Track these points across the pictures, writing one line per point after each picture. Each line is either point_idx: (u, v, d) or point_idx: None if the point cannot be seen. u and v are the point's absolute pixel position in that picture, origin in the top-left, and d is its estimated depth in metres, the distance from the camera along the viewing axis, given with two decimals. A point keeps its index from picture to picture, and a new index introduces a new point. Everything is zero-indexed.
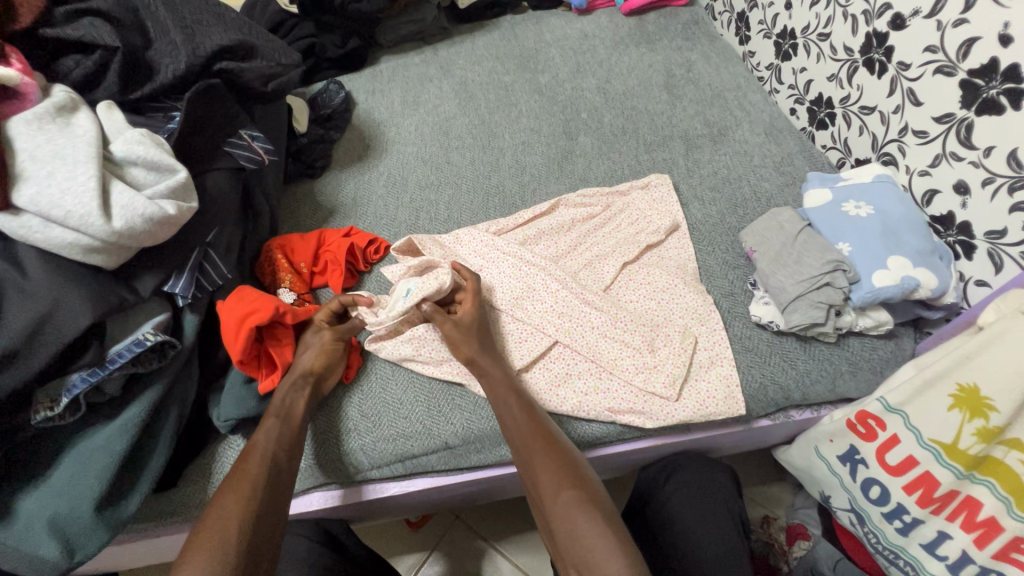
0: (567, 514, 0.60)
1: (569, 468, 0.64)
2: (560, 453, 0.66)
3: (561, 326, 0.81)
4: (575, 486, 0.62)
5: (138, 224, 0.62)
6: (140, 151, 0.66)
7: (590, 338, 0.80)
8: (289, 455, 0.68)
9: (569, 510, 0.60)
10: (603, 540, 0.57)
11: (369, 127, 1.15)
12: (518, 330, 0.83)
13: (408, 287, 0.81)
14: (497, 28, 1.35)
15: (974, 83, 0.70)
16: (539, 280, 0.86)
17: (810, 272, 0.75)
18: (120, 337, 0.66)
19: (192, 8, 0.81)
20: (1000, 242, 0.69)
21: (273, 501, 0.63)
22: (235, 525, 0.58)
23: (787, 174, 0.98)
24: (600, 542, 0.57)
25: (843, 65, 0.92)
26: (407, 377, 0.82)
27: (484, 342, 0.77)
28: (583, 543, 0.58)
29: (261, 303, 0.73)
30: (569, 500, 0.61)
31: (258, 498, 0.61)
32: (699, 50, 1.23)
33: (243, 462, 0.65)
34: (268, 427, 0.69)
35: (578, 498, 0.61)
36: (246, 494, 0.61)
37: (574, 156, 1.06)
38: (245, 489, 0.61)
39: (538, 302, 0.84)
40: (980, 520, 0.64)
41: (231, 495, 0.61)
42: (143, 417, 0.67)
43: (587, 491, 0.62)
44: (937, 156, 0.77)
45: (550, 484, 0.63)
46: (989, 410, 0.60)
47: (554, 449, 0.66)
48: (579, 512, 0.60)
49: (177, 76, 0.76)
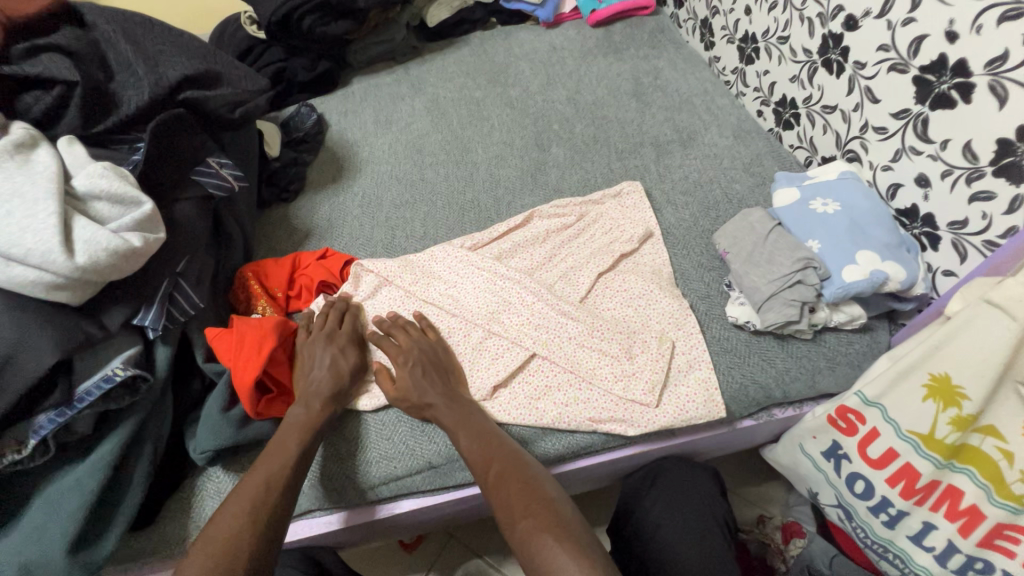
0: (526, 537, 0.60)
1: (533, 489, 0.65)
2: (522, 478, 0.66)
3: (537, 337, 0.81)
4: (535, 509, 0.62)
5: (102, 258, 0.61)
6: (103, 185, 0.65)
7: (567, 350, 0.80)
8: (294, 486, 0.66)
9: (529, 532, 0.60)
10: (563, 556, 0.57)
11: (342, 149, 1.15)
12: (491, 349, 0.82)
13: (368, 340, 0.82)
14: (467, 45, 1.37)
15: (926, 79, 0.72)
16: (512, 297, 0.86)
17: (782, 271, 0.76)
18: (88, 374, 0.65)
19: (154, 39, 0.82)
20: (962, 232, 0.71)
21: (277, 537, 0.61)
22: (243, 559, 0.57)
23: (757, 174, 1.00)
24: (559, 559, 0.57)
25: (803, 67, 0.94)
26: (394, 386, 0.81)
27: (442, 374, 0.77)
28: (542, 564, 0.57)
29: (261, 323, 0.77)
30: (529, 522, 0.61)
31: (262, 532, 0.60)
32: (666, 58, 1.25)
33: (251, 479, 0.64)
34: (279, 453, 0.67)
35: (539, 517, 0.61)
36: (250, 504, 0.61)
37: (548, 168, 1.07)
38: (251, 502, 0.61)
39: (511, 318, 0.84)
40: (962, 508, 0.64)
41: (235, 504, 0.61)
42: (116, 455, 0.66)
43: (548, 510, 0.62)
44: (897, 151, 0.78)
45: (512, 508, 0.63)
46: (961, 398, 0.60)
47: (517, 473, 0.66)
48: (539, 533, 0.60)
49: (141, 107, 0.76)
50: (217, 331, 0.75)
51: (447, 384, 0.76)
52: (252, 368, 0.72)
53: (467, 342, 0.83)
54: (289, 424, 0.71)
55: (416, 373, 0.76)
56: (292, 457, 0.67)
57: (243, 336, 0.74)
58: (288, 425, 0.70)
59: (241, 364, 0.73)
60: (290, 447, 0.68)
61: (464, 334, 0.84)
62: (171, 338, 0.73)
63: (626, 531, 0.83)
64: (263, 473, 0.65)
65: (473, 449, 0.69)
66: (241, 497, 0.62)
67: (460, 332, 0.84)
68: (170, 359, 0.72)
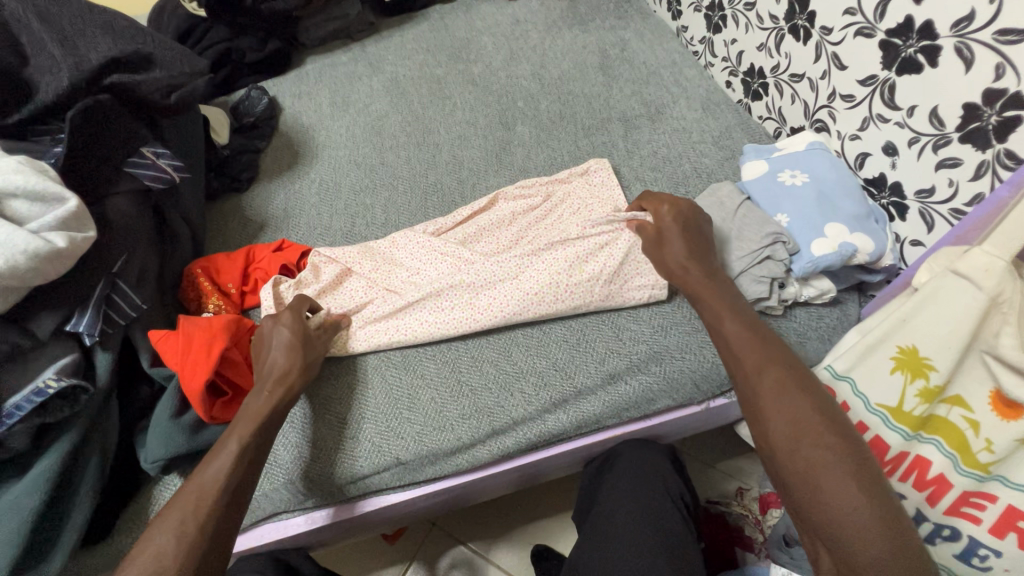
0: (800, 450, 0.50)
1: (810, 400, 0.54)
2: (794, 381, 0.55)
3: (496, 304, 0.80)
4: (798, 417, 0.52)
5: (21, 261, 0.56)
6: (18, 180, 0.59)
7: (524, 292, 0.80)
8: (243, 481, 0.60)
9: (803, 437, 0.51)
10: (839, 479, 0.48)
11: (297, 133, 1.09)
12: (450, 323, 0.80)
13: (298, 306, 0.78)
14: (426, 19, 1.30)
15: (892, 43, 0.69)
16: (468, 275, 0.82)
17: (752, 247, 0.74)
18: (18, 386, 0.60)
19: (72, 19, 0.76)
20: (930, 200, 0.69)
21: (223, 526, 0.56)
22: (172, 556, 0.52)
23: (726, 148, 0.97)
24: (837, 485, 0.47)
25: (770, 34, 0.91)
26: (361, 373, 0.80)
27: (704, 249, 0.73)
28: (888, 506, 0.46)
29: (215, 320, 0.73)
30: (804, 437, 0.51)
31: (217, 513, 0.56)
32: (632, 29, 1.20)
33: (195, 487, 0.57)
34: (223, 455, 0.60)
35: (798, 413, 0.52)
36: (189, 518, 0.54)
37: (513, 147, 1.03)
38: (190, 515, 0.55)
39: (466, 295, 0.81)
40: (930, 478, 0.63)
41: (170, 521, 0.54)
42: (56, 470, 0.62)
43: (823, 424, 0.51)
44: (864, 120, 0.77)
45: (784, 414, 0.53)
46: (929, 369, 0.60)
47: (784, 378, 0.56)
48: (813, 444, 0.50)
49: (59, 93, 0.69)
50: (161, 332, 0.71)
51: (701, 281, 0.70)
52: (203, 366, 0.69)
53: (432, 323, 0.80)
54: (246, 414, 0.65)
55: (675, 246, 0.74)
56: (237, 454, 0.60)
57: (192, 334, 0.71)
58: (240, 419, 0.64)
59: (189, 366, 0.69)
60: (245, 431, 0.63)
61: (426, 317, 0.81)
62: (112, 343, 0.69)
63: (593, 514, 0.82)
64: (207, 479, 0.58)
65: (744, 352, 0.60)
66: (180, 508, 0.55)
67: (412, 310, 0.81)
68: (112, 366, 0.68)
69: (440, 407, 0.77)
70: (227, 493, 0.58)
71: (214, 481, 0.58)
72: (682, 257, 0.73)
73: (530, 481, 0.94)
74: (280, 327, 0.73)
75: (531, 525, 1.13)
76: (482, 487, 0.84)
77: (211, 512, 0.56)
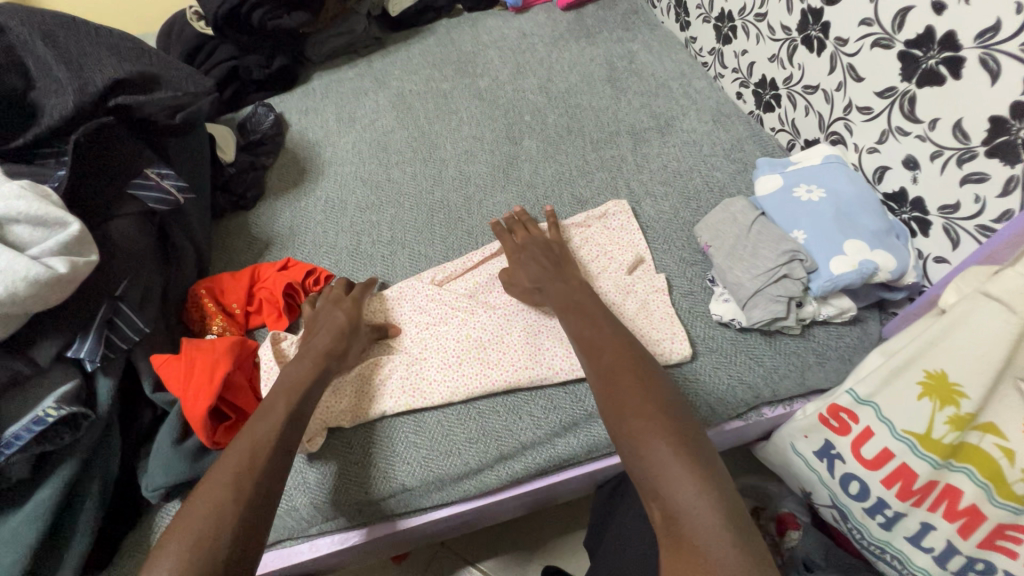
0: (635, 431, 0.53)
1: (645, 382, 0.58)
2: (633, 369, 0.59)
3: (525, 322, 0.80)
4: (628, 398, 0.56)
5: (21, 289, 0.56)
6: (21, 207, 0.59)
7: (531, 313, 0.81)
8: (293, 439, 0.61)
9: (639, 428, 0.53)
10: (665, 454, 0.50)
11: (303, 150, 1.09)
12: (460, 368, 0.76)
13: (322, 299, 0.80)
14: (432, 34, 1.30)
15: (912, 54, 0.67)
16: (475, 329, 0.80)
17: (767, 265, 0.72)
18: (18, 415, 0.59)
19: (77, 40, 0.75)
20: (954, 216, 0.67)
21: (273, 493, 0.56)
22: (231, 518, 0.51)
23: (738, 161, 0.95)
24: (653, 445, 0.51)
25: (782, 45, 0.89)
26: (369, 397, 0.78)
27: (552, 266, 0.79)
28: (697, 449, 0.51)
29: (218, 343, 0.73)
30: (633, 421, 0.54)
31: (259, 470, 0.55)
32: (641, 41, 1.19)
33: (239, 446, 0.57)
34: (265, 419, 0.60)
35: (630, 393, 0.56)
36: (233, 476, 0.54)
37: (520, 162, 1.02)
38: (239, 471, 0.55)
39: (474, 351, 0.78)
40: (962, 508, 0.60)
41: (217, 475, 0.54)
42: (55, 500, 0.60)
43: (645, 395, 0.56)
44: (883, 133, 0.74)
45: (622, 391, 0.57)
46: (959, 396, 0.57)
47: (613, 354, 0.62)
48: (636, 420, 0.54)
49: (63, 116, 0.69)
50: (165, 356, 0.70)
51: (556, 268, 0.79)
52: (205, 393, 0.67)
53: (427, 377, 0.76)
54: (284, 382, 0.66)
55: (527, 257, 0.81)
56: (281, 417, 0.61)
57: (195, 358, 0.69)
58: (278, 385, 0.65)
59: (191, 391, 0.67)
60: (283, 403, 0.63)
61: (427, 371, 0.77)
62: (114, 367, 0.68)
63: (606, 542, 0.79)
64: (251, 438, 0.58)
65: (585, 337, 0.66)
66: (225, 464, 0.55)
67: (415, 366, 0.78)
68: (113, 390, 0.66)
69: (447, 430, 0.75)
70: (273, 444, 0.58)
71: (264, 442, 0.58)
72: (533, 279, 0.78)
73: (539, 505, 0.91)
74: (337, 311, 0.77)
75: (543, 547, 1.10)
76: (492, 511, 0.82)
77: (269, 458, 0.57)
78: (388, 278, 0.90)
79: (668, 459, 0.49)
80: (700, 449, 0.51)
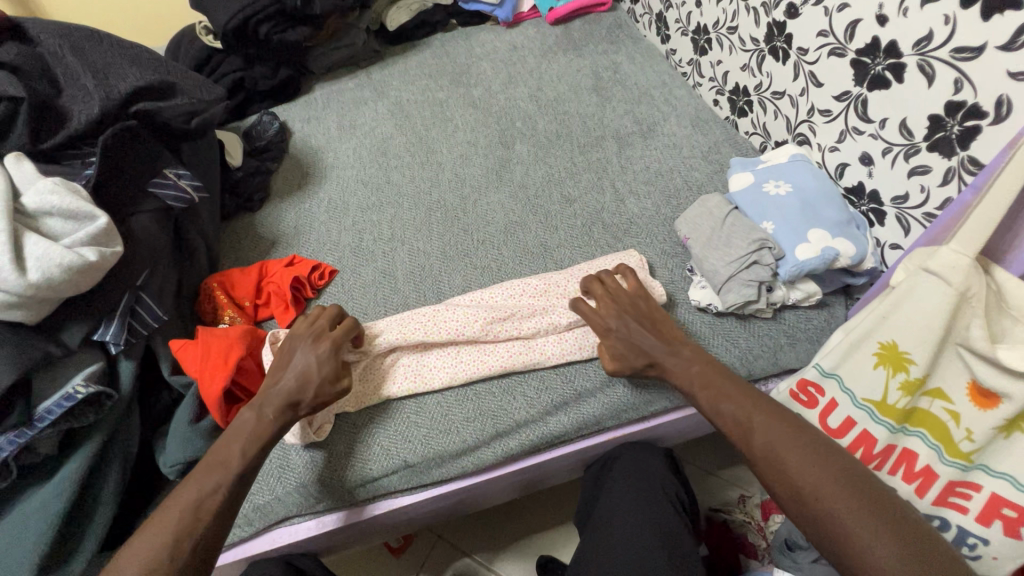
0: (817, 509, 0.53)
1: (827, 459, 0.56)
2: (794, 435, 0.59)
3: (513, 331, 0.82)
4: (809, 471, 0.55)
5: (56, 274, 0.61)
6: (53, 201, 0.64)
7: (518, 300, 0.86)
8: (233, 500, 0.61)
9: (826, 507, 0.53)
10: (872, 531, 0.50)
11: (307, 155, 1.15)
12: (459, 353, 0.82)
13: (303, 328, 0.76)
14: (428, 47, 1.37)
15: (862, 62, 0.75)
16: None
17: (738, 253, 0.78)
18: (48, 393, 0.64)
19: (103, 52, 0.82)
20: (905, 206, 0.74)
21: (212, 552, 0.58)
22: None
23: (714, 162, 1.03)
24: (850, 521, 0.51)
25: (752, 55, 0.97)
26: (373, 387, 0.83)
27: (646, 324, 0.75)
28: (904, 527, 0.51)
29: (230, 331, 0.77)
30: (823, 495, 0.54)
31: (195, 533, 0.57)
32: (624, 53, 1.27)
33: (177, 504, 0.59)
34: (205, 475, 0.61)
35: (806, 468, 0.55)
36: (168, 535, 0.56)
37: (512, 165, 1.08)
38: (173, 531, 0.57)
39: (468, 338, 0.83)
40: (917, 470, 0.66)
41: (156, 530, 0.57)
42: (81, 473, 0.65)
43: (825, 462, 0.56)
44: (841, 133, 0.82)
45: (806, 479, 0.55)
46: (909, 363, 0.63)
47: (779, 429, 0.59)
48: (825, 499, 0.53)
49: (91, 121, 0.75)
50: (181, 341, 0.75)
51: (659, 337, 0.74)
52: (220, 375, 0.72)
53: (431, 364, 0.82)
54: (234, 430, 0.65)
55: (615, 322, 0.76)
56: (233, 472, 0.62)
57: (210, 344, 0.74)
58: (234, 430, 0.65)
59: (207, 373, 0.72)
60: (231, 460, 0.63)
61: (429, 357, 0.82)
62: (135, 352, 0.73)
63: (594, 515, 0.85)
64: (192, 494, 0.60)
65: (725, 410, 0.64)
66: (164, 520, 0.57)
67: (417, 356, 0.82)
68: (134, 373, 0.71)
69: (445, 411, 0.80)
70: (208, 507, 0.59)
71: (200, 504, 0.59)
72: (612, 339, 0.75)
73: (532, 487, 0.96)
74: (311, 350, 0.71)
75: (537, 534, 1.14)
76: (487, 490, 0.86)
77: (207, 522, 0.59)
78: (389, 272, 0.95)
79: (879, 547, 0.49)
80: (903, 518, 0.51)
